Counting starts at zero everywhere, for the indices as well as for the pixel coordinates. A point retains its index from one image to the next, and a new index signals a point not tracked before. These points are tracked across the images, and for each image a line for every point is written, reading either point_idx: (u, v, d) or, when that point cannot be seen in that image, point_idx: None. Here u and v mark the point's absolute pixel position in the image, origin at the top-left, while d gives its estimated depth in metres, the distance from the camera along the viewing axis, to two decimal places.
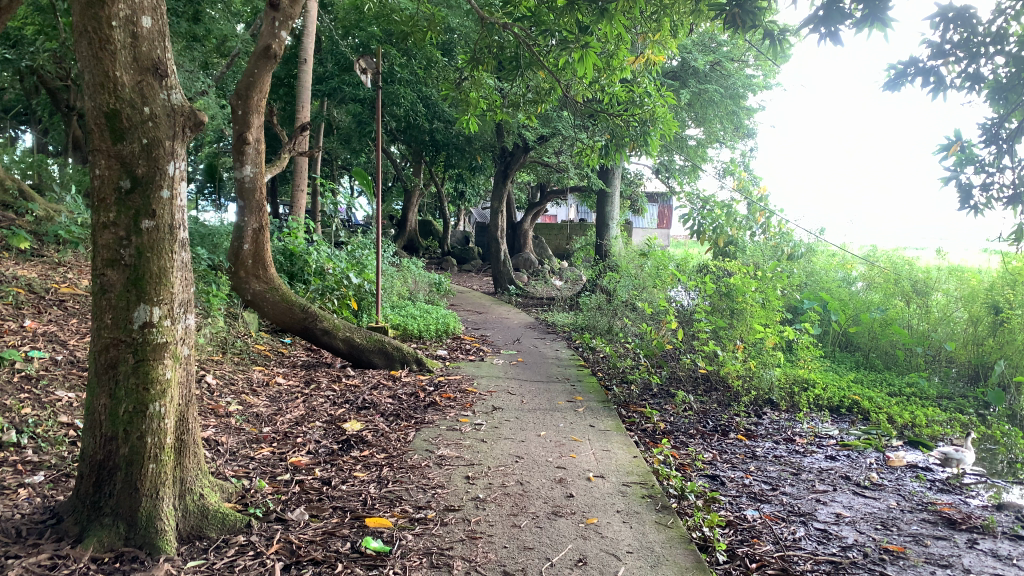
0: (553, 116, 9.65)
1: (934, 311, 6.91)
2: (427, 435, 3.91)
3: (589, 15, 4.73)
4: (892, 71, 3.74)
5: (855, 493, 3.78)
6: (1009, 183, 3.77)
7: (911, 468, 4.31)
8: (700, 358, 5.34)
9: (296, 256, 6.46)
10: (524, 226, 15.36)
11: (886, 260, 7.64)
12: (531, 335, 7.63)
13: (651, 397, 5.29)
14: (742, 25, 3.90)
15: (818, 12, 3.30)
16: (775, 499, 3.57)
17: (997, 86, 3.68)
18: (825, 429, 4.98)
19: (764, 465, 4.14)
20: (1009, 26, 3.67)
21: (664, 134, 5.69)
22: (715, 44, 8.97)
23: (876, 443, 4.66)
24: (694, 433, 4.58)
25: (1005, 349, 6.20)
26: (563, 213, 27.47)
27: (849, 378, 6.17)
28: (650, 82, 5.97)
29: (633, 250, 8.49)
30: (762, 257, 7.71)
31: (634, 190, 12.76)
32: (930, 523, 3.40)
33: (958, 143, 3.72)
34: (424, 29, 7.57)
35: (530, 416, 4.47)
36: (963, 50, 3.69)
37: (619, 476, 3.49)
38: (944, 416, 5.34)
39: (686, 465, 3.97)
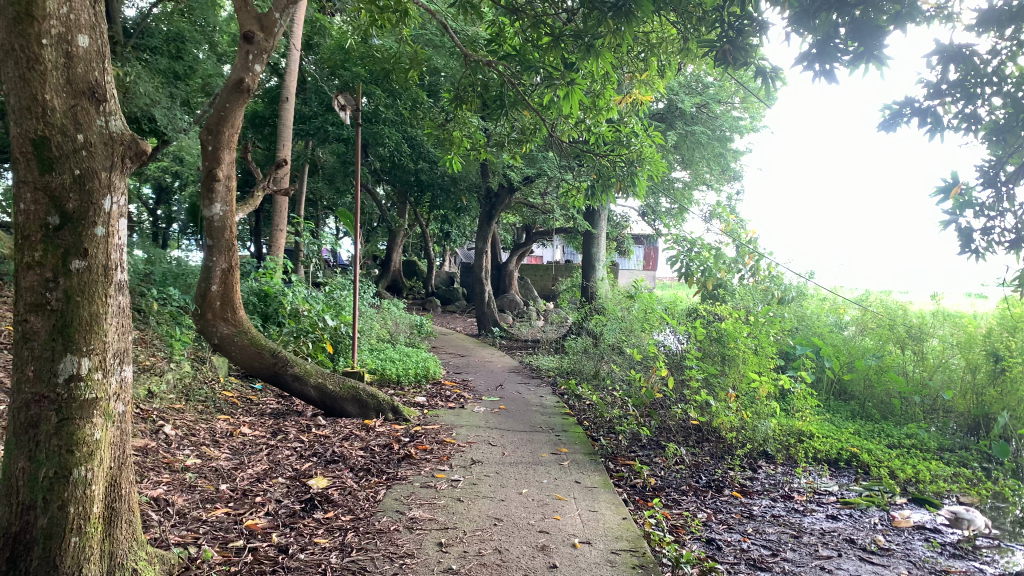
0: (538, 157, 9.47)
1: (930, 358, 6.72)
2: (399, 494, 3.60)
3: (574, 52, 4.51)
4: (886, 110, 3.42)
5: (862, 559, 3.53)
6: (1010, 227, 3.41)
7: (918, 529, 4.07)
8: (692, 408, 5.04)
9: (270, 297, 6.16)
10: (510, 267, 15.14)
11: (878, 303, 7.51)
12: (515, 380, 7.36)
13: (641, 448, 4.99)
14: (733, 64, 3.64)
15: (811, 49, 3.11)
16: (777, 567, 3.32)
17: (994, 127, 3.38)
18: (824, 484, 4.72)
19: (762, 526, 3.87)
20: (1007, 66, 3.42)
21: (652, 174, 5.42)
22: (701, 86, 8.82)
23: (878, 501, 4.42)
24: (687, 489, 4.30)
25: (1007, 400, 5.91)
26: (549, 255, 27.43)
27: (847, 429, 5.91)
28: (637, 122, 5.75)
29: (620, 293, 8.24)
30: (752, 300, 7.48)
31: (621, 232, 12.56)
32: None
33: (958, 183, 3.34)
34: (407, 66, 7.36)
35: (511, 471, 4.18)
36: (959, 89, 3.43)
37: (608, 542, 3.20)
38: (948, 470, 5.11)
39: (679, 527, 3.69)
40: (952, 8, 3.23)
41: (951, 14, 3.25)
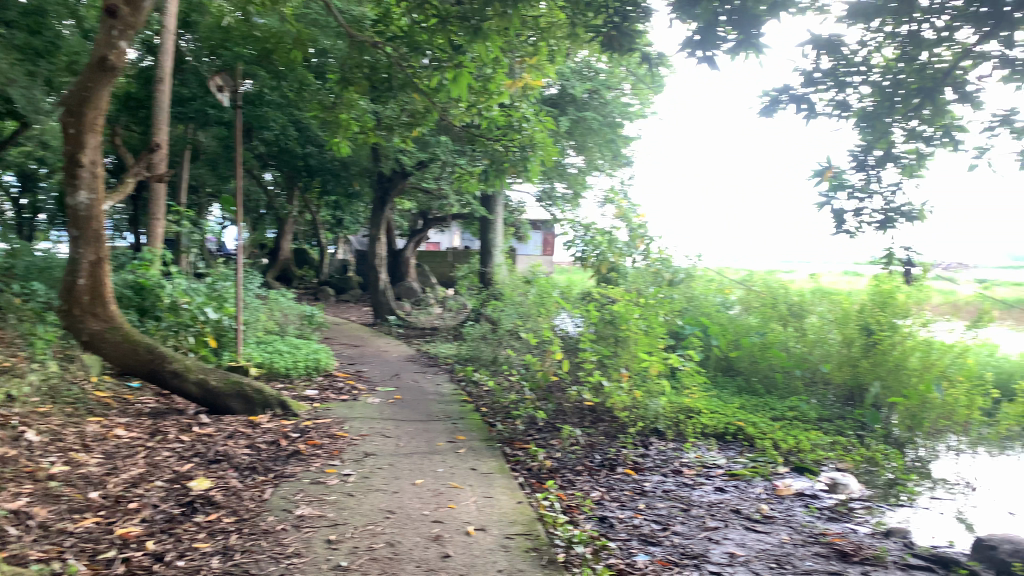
0: (430, 141, 9.33)
1: (809, 334, 7.03)
2: (287, 492, 3.48)
3: (462, 35, 4.42)
4: (765, 97, 3.51)
5: (747, 528, 3.68)
6: (878, 209, 3.58)
7: (799, 496, 4.28)
8: (586, 390, 5.04)
9: (147, 290, 5.83)
10: (405, 254, 14.94)
11: (761, 283, 7.86)
12: (411, 368, 7.27)
13: (537, 432, 4.99)
14: (620, 50, 3.60)
15: (693, 36, 3.17)
16: (667, 541, 3.41)
17: (864, 114, 3.52)
18: (712, 458, 4.88)
19: (653, 501, 3.95)
20: (874, 56, 3.57)
21: (544, 160, 5.38)
22: (592, 72, 8.90)
23: (762, 472, 4.60)
24: (581, 469, 4.34)
25: (879, 370, 6.27)
26: (446, 242, 27.29)
27: (734, 405, 6.11)
28: (529, 106, 5.72)
29: (516, 277, 8.13)
30: (644, 283, 7.48)
31: (517, 217, 12.56)
32: (823, 557, 3.39)
33: (831, 166, 3.50)
34: (291, 47, 7.07)
35: (406, 461, 4.10)
36: (831, 78, 3.56)
37: (502, 527, 3.19)
38: (826, 439, 5.40)
39: (573, 507, 3.73)
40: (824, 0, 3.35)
41: (823, 6, 3.37)
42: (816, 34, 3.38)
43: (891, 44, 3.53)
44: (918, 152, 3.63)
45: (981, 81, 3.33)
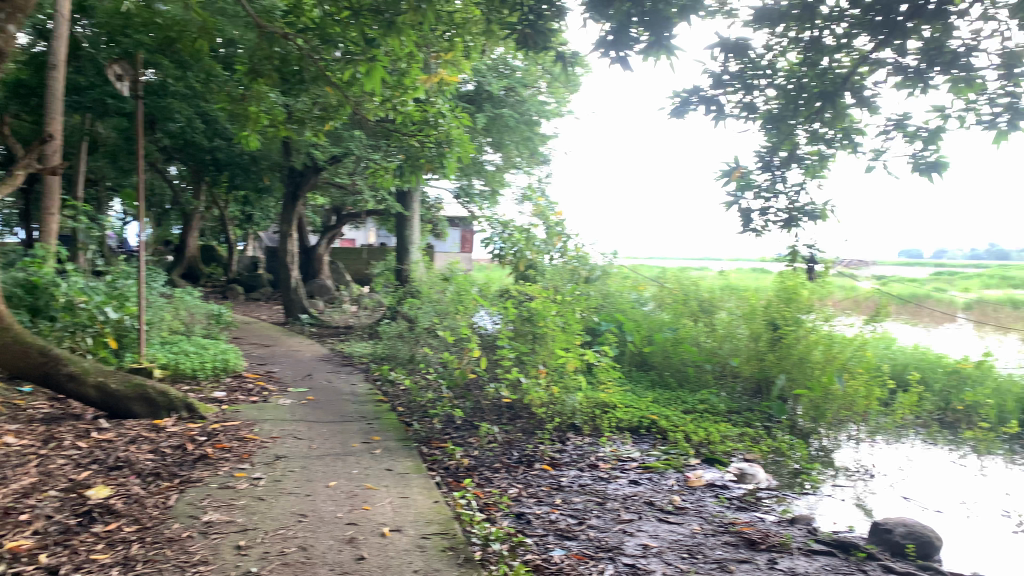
0: (344, 136, 9.15)
1: (719, 329, 7.26)
2: (194, 498, 3.35)
3: (376, 29, 4.35)
4: (675, 98, 3.58)
5: (660, 520, 3.75)
6: (783, 208, 3.70)
7: (709, 487, 4.39)
8: (504, 387, 5.04)
9: (39, 289, 5.52)
10: (319, 251, 14.63)
11: (674, 280, 8.15)
12: (324, 368, 7.13)
13: (454, 431, 4.96)
14: (534, 48, 3.61)
15: (607, 36, 3.20)
16: (582, 535, 3.44)
17: (770, 115, 3.64)
18: (627, 451, 4.97)
19: (569, 496, 3.99)
20: (779, 59, 3.70)
21: (461, 156, 5.34)
22: (508, 70, 8.91)
23: (675, 464, 4.71)
24: (498, 466, 4.34)
25: (784, 363, 6.53)
26: (361, 239, 26.88)
27: (647, 399, 6.24)
28: (445, 102, 5.67)
29: (433, 275, 8.05)
30: (562, 280, 7.53)
31: (434, 214, 12.45)
32: (732, 546, 3.49)
33: (739, 167, 3.59)
34: (196, 36, 6.80)
35: (319, 463, 4.01)
36: (739, 80, 3.65)
37: (418, 527, 3.15)
38: (735, 431, 5.57)
39: (490, 504, 3.72)
40: (732, 4, 3.44)
41: (731, 10, 3.47)
42: (724, 36, 3.46)
43: (795, 49, 3.66)
44: (820, 153, 3.78)
45: (877, 87, 3.49)
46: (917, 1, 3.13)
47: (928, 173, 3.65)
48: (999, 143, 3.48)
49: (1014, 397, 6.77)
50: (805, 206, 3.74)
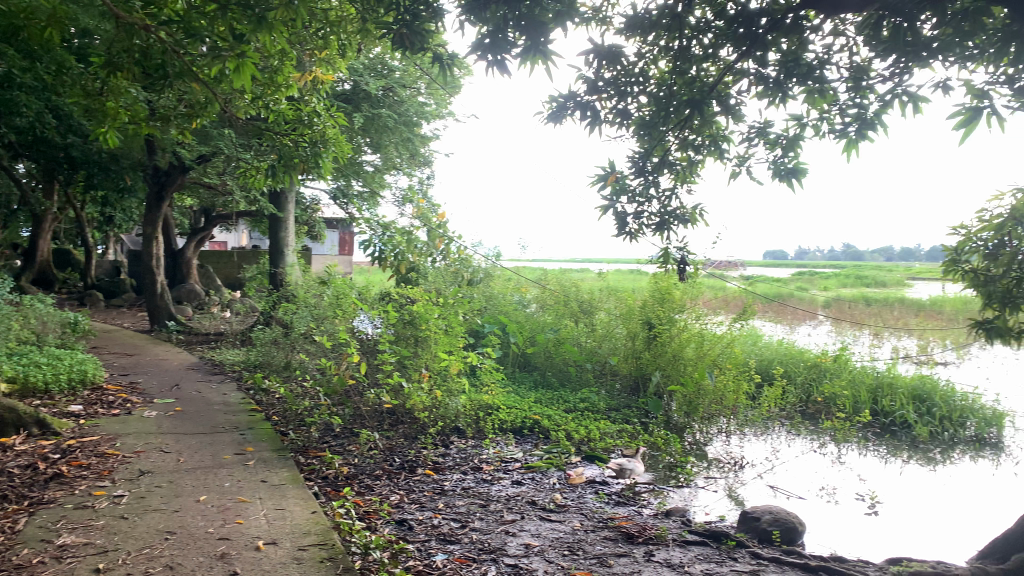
0: (213, 134, 8.76)
1: (598, 329, 7.45)
2: (46, 520, 3.11)
3: (244, 24, 4.18)
4: (552, 103, 3.62)
5: (542, 518, 3.80)
6: (656, 212, 3.80)
7: (590, 484, 4.49)
8: (385, 393, 4.95)
9: None
10: (188, 254, 13.95)
11: (555, 282, 8.25)
12: (194, 377, 6.79)
13: (333, 438, 4.83)
14: (411, 48, 3.51)
15: (483, 40, 3.18)
16: (465, 538, 3.44)
17: (642, 122, 3.75)
18: (510, 452, 5.00)
19: (452, 500, 3.97)
20: (650, 68, 3.82)
21: (337, 157, 5.31)
22: (386, 70, 8.79)
23: (557, 463, 4.78)
24: (379, 473, 4.27)
25: (659, 361, 6.77)
26: (233, 241, 25.83)
27: (530, 399, 6.30)
28: (319, 101, 5.53)
29: (310, 278, 7.79)
30: (443, 283, 7.50)
31: (312, 216, 12.11)
32: (611, 540, 3.58)
33: (614, 171, 3.64)
34: (43, 23, 6.32)
35: (187, 478, 3.82)
36: (613, 87, 3.73)
37: (295, 539, 3.05)
38: (614, 427, 5.72)
39: (372, 512, 3.65)
40: (605, 13, 3.53)
41: (605, 18, 3.56)
42: (598, 43, 3.52)
43: (664, 58, 3.80)
44: (689, 159, 3.93)
45: (741, 97, 3.66)
46: (775, 16, 3.32)
47: (788, 179, 3.85)
48: (850, 151, 3.71)
49: (867, 387, 7.22)
50: (676, 210, 3.86)
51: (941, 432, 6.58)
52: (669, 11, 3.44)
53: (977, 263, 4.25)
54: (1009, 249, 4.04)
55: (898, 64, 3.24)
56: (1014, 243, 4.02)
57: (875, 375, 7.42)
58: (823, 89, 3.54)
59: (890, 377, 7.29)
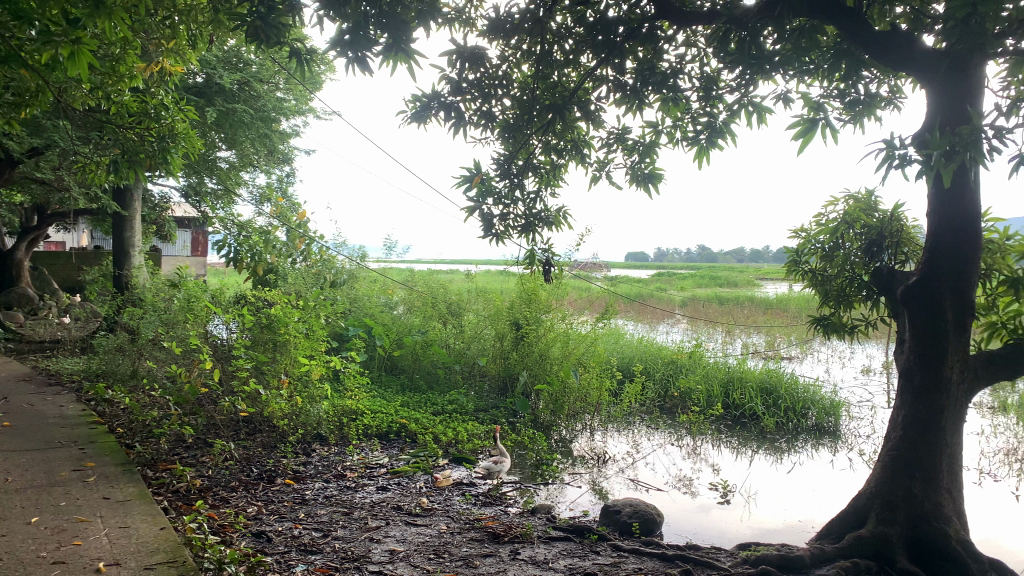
0: (48, 126, 8.07)
1: (466, 330, 7.47)
2: None
3: (79, 6, 3.86)
4: (414, 102, 3.55)
5: (407, 523, 3.75)
6: (522, 213, 3.81)
7: (456, 486, 4.48)
8: (241, 400, 4.74)
9: None
10: (18, 255, 12.81)
11: (422, 284, 8.20)
12: (25, 390, 6.23)
13: (185, 450, 4.57)
14: (266, 42, 3.33)
15: (343, 36, 3.05)
16: (327, 547, 3.35)
17: (506, 125, 3.74)
18: (375, 458, 4.92)
19: (314, 509, 3.86)
20: (513, 71, 3.83)
21: (187, 152, 5.00)
22: (242, 63, 8.42)
23: (423, 466, 4.75)
24: (236, 485, 4.08)
25: (526, 360, 6.87)
26: (71, 241, 23.93)
27: (396, 403, 6.21)
28: (166, 94, 5.21)
29: (159, 281, 7.32)
30: (305, 285, 7.26)
31: (161, 215, 11.42)
32: (477, 541, 3.58)
33: (479, 172, 3.60)
34: None
35: (16, 499, 3.50)
36: (477, 89, 3.70)
37: (141, 558, 2.86)
38: (481, 428, 5.75)
39: (227, 525, 3.49)
40: (469, 14, 3.53)
41: (467, 20, 3.56)
42: (462, 43, 3.50)
43: (526, 62, 3.84)
44: (552, 163, 4.00)
45: (600, 103, 3.76)
46: (631, 25, 3.42)
47: (645, 184, 4.00)
48: (702, 159, 3.89)
49: (719, 381, 7.60)
50: (541, 212, 3.90)
51: (786, 421, 7.02)
52: (532, 16, 3.47)
53: (815, 264, 4.57)
54: (842, 251, 4.34)
55: (744, 76, 3.43)
56: (847, 246, 4.34)
57: (727, 369, 7.83)
58: (676, 98, 3.71)
59: (740, 371, 7.72)
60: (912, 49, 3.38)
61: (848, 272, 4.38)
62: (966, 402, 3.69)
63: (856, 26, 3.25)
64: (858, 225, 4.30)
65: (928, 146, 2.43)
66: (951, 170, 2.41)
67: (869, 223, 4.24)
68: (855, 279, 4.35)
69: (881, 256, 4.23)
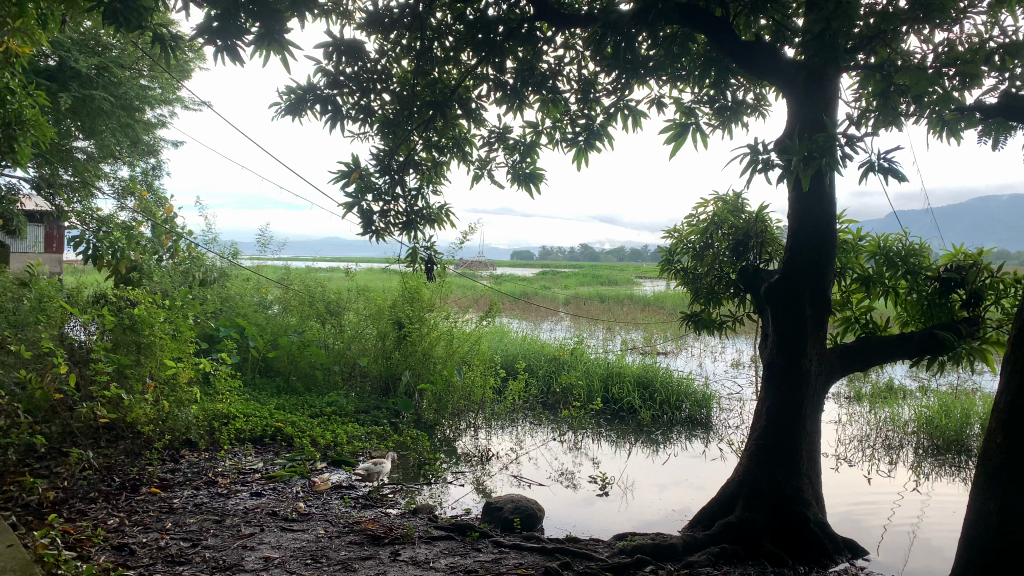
0: None
1: (346, 330, 7.33)
2: None
3: None
4: (289, 94, 3.42)
5: (283, 529, 3.64)
6: (403, 210, 3.76)
7: (335, 489, 4.38)
8: (100, 406, 4.45)
9: None
10: None
11: (299, 283, 7.96)
12: None
13: (37, 462, 4.24)
14: (126, 26, 3.12)
15: (211, 22, 2.89)
16: (196, 557, 3.20)
17: (385, 120, 3.66)
18: (249, 463, 4.74)
19: (182, 518, 3.68)
20: (392, 67, 3.77)
21: (36, 141, 4.63)
22: (100, 47, 7.89)
23: (300, 470, 4.61)
24: (95, 496, 3.83)
25: (408, 360, 6.81)
26: None
27: (272, 405, 6.00)
28: (11, 77, 4.80)
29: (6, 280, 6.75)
30: (172, 284, 6.89)
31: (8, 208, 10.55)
32: (356, 544, 3.51)
33: (358, 168, 3.52)
34: None
35: None
36: (356, 83, 3.60)
37: None
38: (362, 430, 5.65)
39: (85, 539, 3.26)
40: (346, 7, 3.44)
41: (344, 13, 3.47)
42: (338, 36, 3.40)
43: (405, 59, 3.79)
44: (433, 160, 3.97)
45: (481, 101, 3.76)
46: (511, 25, 3.42)
47: (526, 184, 4.04)
48: (581, 161, 3.98)
49: (600, 377, 7.78)
50: (422, 210, 3.86)
51: (661, 415, 7.28)
52: (411, 11, 3.41)
53: (687, 263, 4.75)
54: (711, 250, 4.54)
55: (620, 79, 3.52)
56: (716, 246, 4.54)
57: (607, 365, 8.03)
58: (555, 99, 3.77)
59: (619, 367, 7.93)
60: (774, 59, 3.56)
61: (717, 271, 4.58)
62: (823, 392, 3.92)
63: (723, 36, 3.39)
64: (726, 226, 4.50)
65: (789, 151, 2.56)
66: (809, 174, 2.55)
67: (736, 224, 4.44)
68: (723, 278, 4.56)
69: (747, 256, 4.45)
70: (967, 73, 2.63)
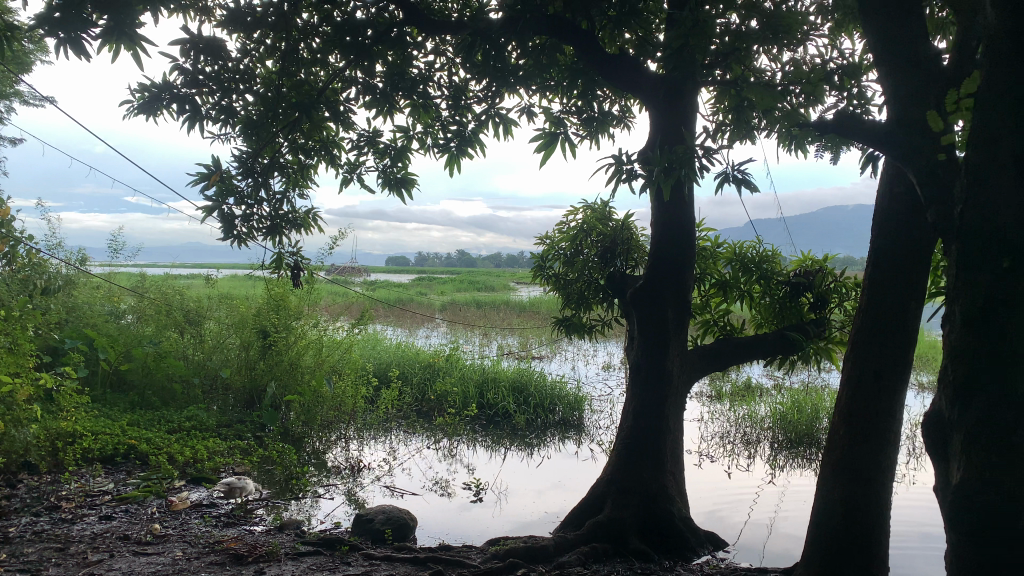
0: None
1: (207, 340, 7.03)
2: None
3: None
4: (140, 92, 3.23)
5: (135, 553, 3.42)
6: (266, 215, 3.62)
7: (194, 508, 4.17)
8: None
9: None
10: None
11: (154, 290, 7.54)
12: None
13: None
14: None
15: (52, 13, 2.68)
16: None
17: (247, 122, 3.51)
18: (97, 485, 4.44)
19: (19, 548, 3.39)
20: (255, 67, 3.62)
21: None
22: None
23: (156, 489, 4.36)
24: None
25: (274, 370, 6.64)
26: None
27: (125, 421, 5.64)
28: None
29: None
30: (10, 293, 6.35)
31: None
32: (217, 565, 3.35)
33: (217, 170, 3.36)
34: None
35: None
36: (216, 82, 3.43)
37: None
38: (224, 445, 5.41)
39: None
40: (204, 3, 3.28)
41: (203, 9, 3.31)
42: (197, 33, 3.24)
43: (270, 59, 3.66)
44: (299, 163, 3.87)
45: (349, 105, 3.69)
46: (379, 28, 3.37)
47: (398, 189, 4.00)
48: (452, 166, 3.97)
49: (475, 383, 7.80)
50: (288, 214, 3.73)
51: (535, 418, 7.37)
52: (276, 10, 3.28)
53: (558, 269, 4.84)
54: (581, 257, 4.65)
55: (490, 86, 3.54)
56: (585, 252, 4.66)
57: (482, 371, 8.06)
58: (424, 104, 3.75)
59: (494, 372, 7.98)
60: (637, 73, 3.69)
61: (586, 276, 4.69)
62: (684, 392, 4.08)
63: (590, 49, 3.48)
64: (595, 233, 4.62)
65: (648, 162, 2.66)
66: (667, 184, 2.65)
67: (604, 231, 4.57)
68: (592, 283, 4.67)
69: (615, 261, 4.60)
70: (809, 92, 2.82)
